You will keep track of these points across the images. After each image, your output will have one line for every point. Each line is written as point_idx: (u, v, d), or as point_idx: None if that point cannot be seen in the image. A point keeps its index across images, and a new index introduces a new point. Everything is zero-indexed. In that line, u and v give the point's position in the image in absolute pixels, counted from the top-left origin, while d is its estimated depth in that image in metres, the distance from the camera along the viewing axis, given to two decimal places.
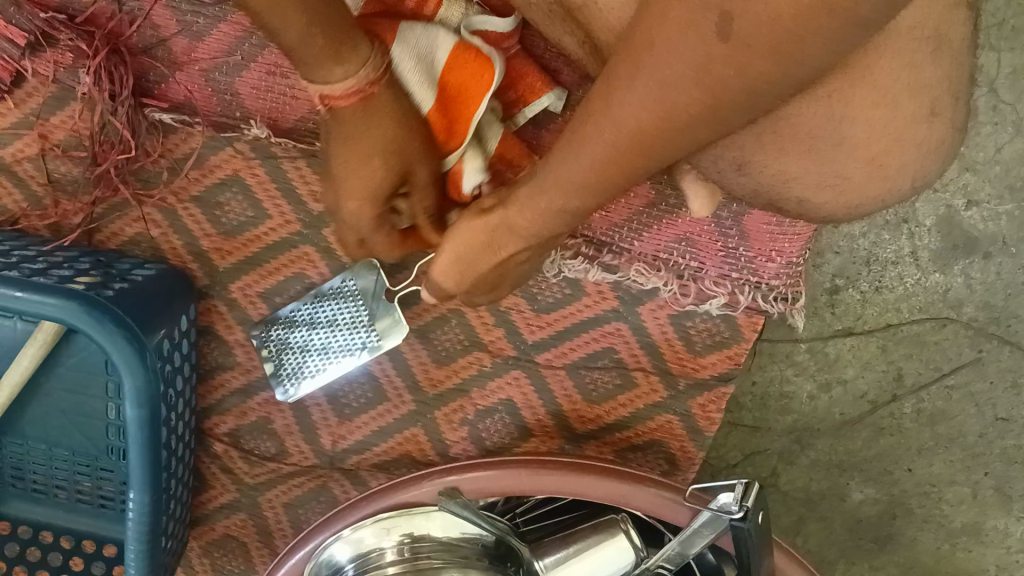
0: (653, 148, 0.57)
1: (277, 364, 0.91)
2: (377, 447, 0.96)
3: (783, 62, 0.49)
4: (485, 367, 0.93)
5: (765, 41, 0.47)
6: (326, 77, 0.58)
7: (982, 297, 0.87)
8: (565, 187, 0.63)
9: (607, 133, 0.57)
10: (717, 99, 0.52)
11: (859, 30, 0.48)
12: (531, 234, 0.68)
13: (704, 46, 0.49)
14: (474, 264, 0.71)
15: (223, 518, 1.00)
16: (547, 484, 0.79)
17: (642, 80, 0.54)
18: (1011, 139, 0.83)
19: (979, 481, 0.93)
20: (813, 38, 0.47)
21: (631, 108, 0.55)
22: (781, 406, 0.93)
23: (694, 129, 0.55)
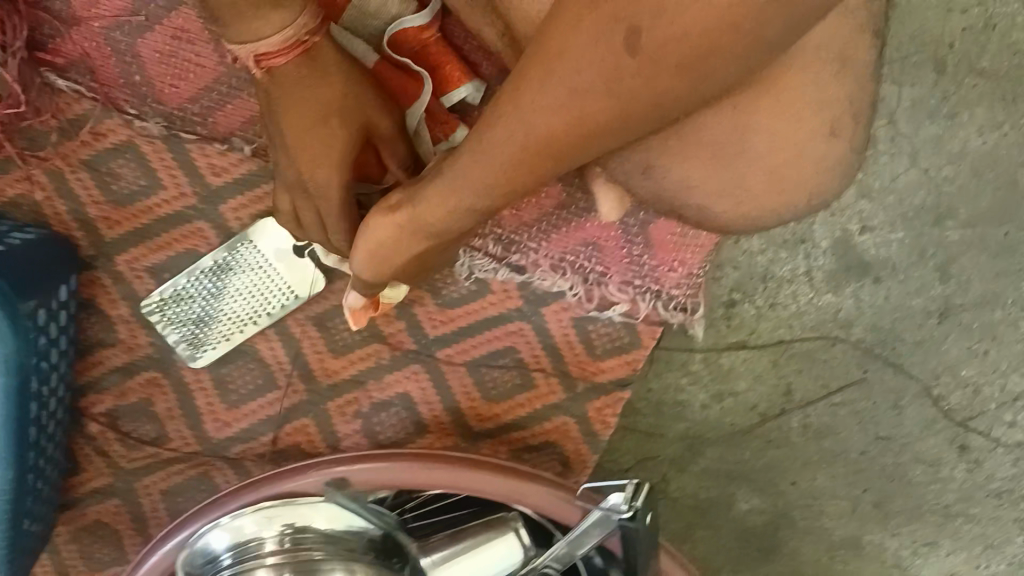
0: (562, 151, 0.57)
1: (185, 336, 0.88)
2: (265, 436, 0.93)
3: (685, 79, 0.52)
4: (384, 359, 0.92)
5: (674, 56, 0.50)
6: (264, 30, 0.59)
7: (870, 319, 0.90)
8: (473, 185, 0.62)
9: (516, 134, 0.57)
10: (624, 108, 0.54)
11: (757, 50, 0.51)
12: (440, 231, 0.66)
13: (614, 57, 0.51)
14: (386, 262, 0.69)
15: (95, 502, 0.94)
16: (440, 479, 0.77)
17: (552, 84, 0.54)
18: (906, 169, 0.86)
19: (859, 496, 0.96)
20: (716, 56, 0.51)
21: (541, 112, 0.55)
22: (675, 414, 0.93)
23: (603, 135, 0.56)
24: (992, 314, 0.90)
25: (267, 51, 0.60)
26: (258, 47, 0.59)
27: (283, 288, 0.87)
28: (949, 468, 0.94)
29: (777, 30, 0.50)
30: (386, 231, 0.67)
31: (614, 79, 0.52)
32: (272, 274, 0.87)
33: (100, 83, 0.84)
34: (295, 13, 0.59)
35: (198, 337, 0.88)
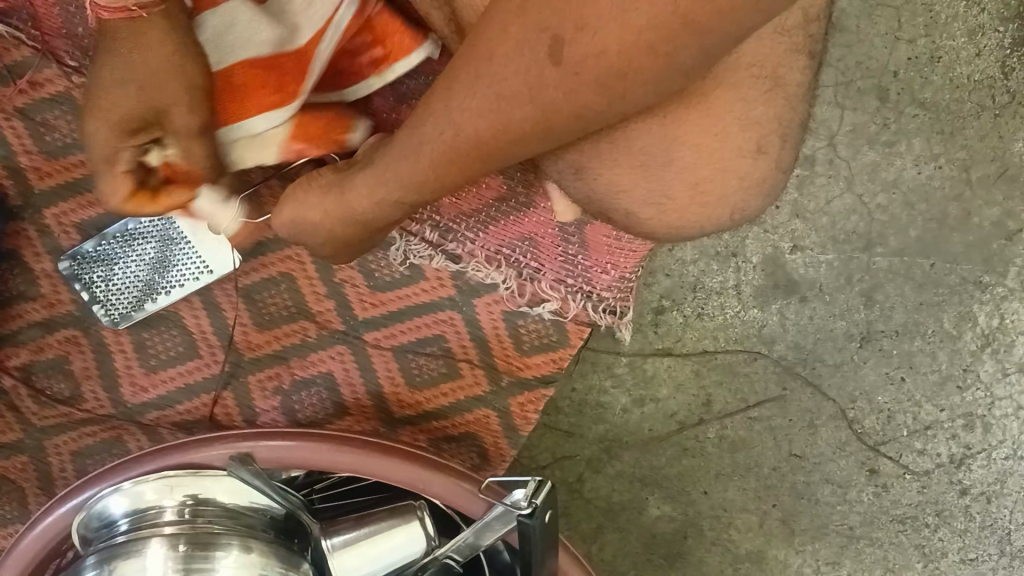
0: (490, 154, 0.59)
1: (105, 300, 0.87)
2: (179, 405, 0.91)
3: (605, 94, 0.53)
4: (309, 337, 0.91)
5: (595, 69, 0.52)
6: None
7: (793, 337, 0.92)
8: (403, 179, 0.63)
9: (445, 133, 0.59)
10: (551, 119, 0.55)
11: (675, 75, 0.53)
12: (366, 221, 0.67)
13: (539, 65, 0.53)
14: (308, 234, 0.70)
15: (1, 458, 0.91)
16: (348, 464, 0.77)
17: (480, 87, 0.56)
18: (840, 194, 0.88)
19: (768, 511, 0.97)
20: (634, 76, 0.52)
21: (469, 115, 0.57)
22: (596, 415, 0.94)
23: (531, 142, 0.57)
24: (911, 344, 0.92)
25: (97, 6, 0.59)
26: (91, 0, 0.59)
27: (195, 263, 0.86)
28: (858, 490, 0.96)
29: (691, 54, 0.51)
30: (316, 208, 0.67)
31: (538, 85, 0.54)
32: (177, 232, 0.85)
33: (41, 32, 0.82)
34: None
35: (115, 303, 0.87)
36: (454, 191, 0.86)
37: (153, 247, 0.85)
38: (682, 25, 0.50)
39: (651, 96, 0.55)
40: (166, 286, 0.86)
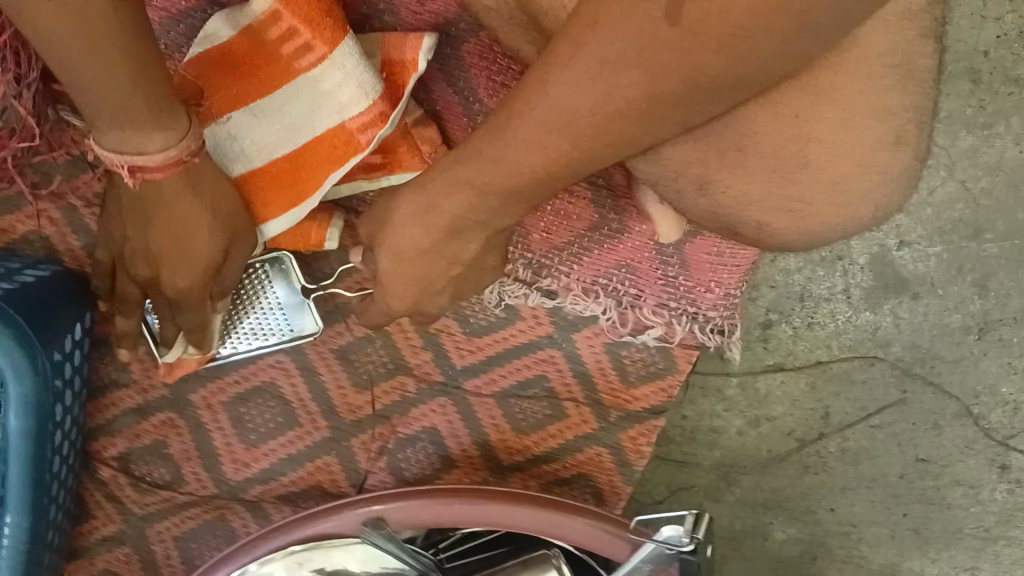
0: (586, 137, 0.56)
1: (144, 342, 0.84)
2: (284, 476, 0.89)
3: (723, 53, 0.50)
4: (409, 392, 0.88)
5: (714, 29, 0.49)
6: (145, 146, 0.59)
7: (909, 338, 0.89)
8: (498, 165, 0.59)
9: (540, 109, 0.56)
10: (656, 86, 0.52)
11: (798, 36, 0.51)
12: (455, 222, 0.64)
13: (653, 24, 0.50)
14: (377, 241, 0.67)
15: (104, 551, 0.88)
16: (476, 516, 0.74)
17: (584, 52, 0.53)
18: (942, 183, 0.86)
19: (898, 522, 0.92)
20: (760, 36, 0.50)
21: (567, 87, 0.54)
22: (710, 441, 0.91)
23: (627, 118, 0.54)
24: None
25: (144, 165, 0.59)
26: (134, 159, 0.59)
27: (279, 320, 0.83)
28: (989, 489, 0.92)
29: (823, 12, 0.49)
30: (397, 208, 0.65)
31: (649, 45, 0.51)
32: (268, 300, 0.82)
33: None
34: (181, 131, 0.60)
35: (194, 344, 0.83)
36: (544, 224, 0.83)
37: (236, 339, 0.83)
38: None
39: (772, 65, 0.52)
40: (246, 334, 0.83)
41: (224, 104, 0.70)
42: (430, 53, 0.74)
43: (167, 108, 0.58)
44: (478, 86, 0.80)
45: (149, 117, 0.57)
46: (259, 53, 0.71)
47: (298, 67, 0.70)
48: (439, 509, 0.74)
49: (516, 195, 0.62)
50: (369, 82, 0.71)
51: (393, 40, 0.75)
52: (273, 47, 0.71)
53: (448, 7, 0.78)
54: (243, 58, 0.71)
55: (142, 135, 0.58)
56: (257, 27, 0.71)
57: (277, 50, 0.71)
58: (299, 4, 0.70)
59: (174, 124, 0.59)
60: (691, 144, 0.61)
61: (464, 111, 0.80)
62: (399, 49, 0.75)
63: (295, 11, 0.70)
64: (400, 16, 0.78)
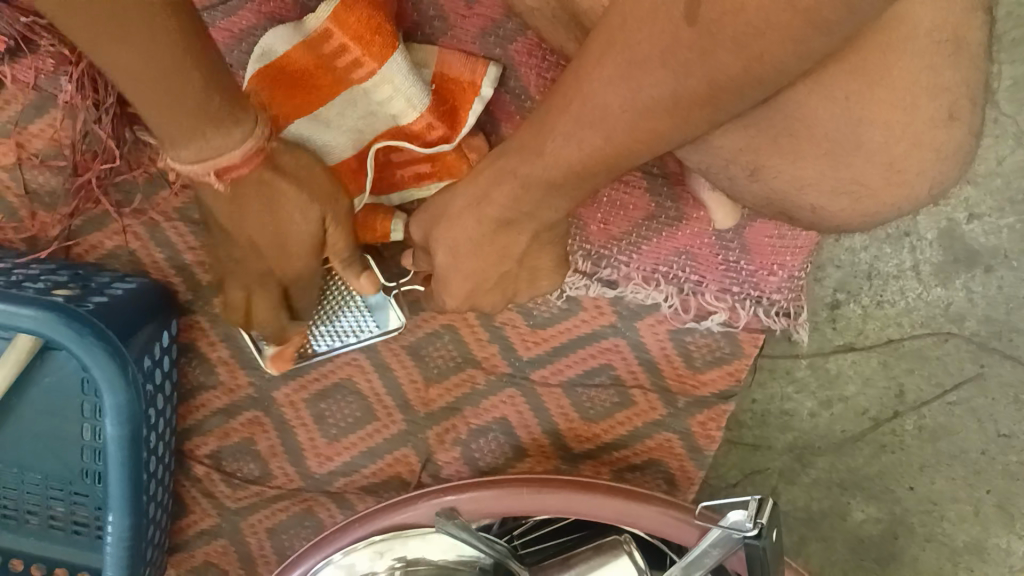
0: (620, 139, 0.57)
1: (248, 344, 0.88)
2: (365, 469, 0.92)
3: (742, 59, 0.50)
4: (479, 385, 0.91)
5: (731, 29, 0.48)
6: (224, 147, 0.59)
7: (983, 310, 0.87)
8: (543, 162, 0.61)
9: (575, 107, 0.58)
10: (681, 85, 0.53)
11: (817, 33, 0.48)
12: (505, 217, 0.67)
13: (673, 27, 0.50)
14: (433, 233, 0.70)
15: (203, 544, 0.94)
16: (549, 504, 0.76)
17: (611, 55, 0.55)
18: (1011, 152, 0.84)
19: (981, 498, 0.91)
20: (773, 35, 0.48)
21: (599, 86, 0.56)
22: (782, 424, 0.91)
23: (653, 115, 0.55)
24: None
25: (228, 165, 0.60)
26: (218, 162, 0.59)
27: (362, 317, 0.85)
28: None
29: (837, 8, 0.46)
30: (449, 198, 0.69)
31: (671, 47, 0.51)
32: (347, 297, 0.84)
33: None
34: (252, 124, 0.60)
35: None
36: (602, 216, 0.84)
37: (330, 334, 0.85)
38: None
39: (793, 63, 0.50)
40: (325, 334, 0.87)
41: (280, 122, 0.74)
42: (493, 83, 0.79)
43: (236, 103, 0.58)
44: (529, 83, 0.82)
45: (224, 113, 0.57)
46: (314, 68, 0.73)
47: (353, 82, 0.73)
48: (511, 497, 0.77)
49: (557, 189, 0.63)
50: (417, 96, 0.74)
51: (451, 57, 0.78)
52: (327, 62, 0.73)
53: (496, 8, 0.81)
54: (304, 71, 0.73)
55: (220, 135, 0.58)
56: (309, 44, 0.72)
57: (329, 66, 0.73)
58: (348, 22, 0.71)
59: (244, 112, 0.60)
60: (743, 131, 0.61)
61: (516, 109, 0.82)
62: (458, 67, 0.79)
63: (345, 30, 0.71)
64: (450, 20, 0.81)
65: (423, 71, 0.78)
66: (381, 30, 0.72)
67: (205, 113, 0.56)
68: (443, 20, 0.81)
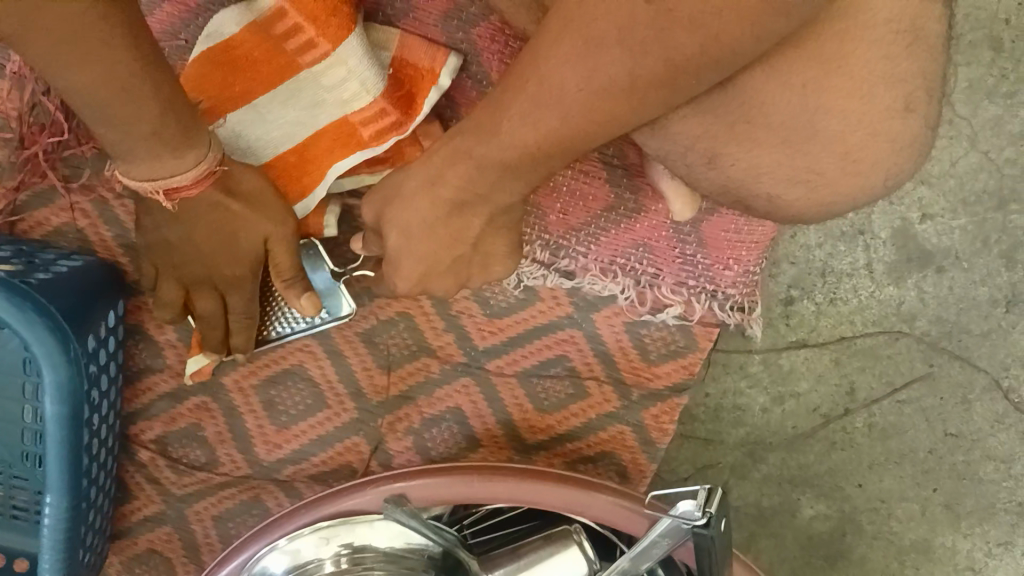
0: (578, 123, 0.57)
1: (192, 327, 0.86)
2: (315, 457, 0.91)
3: (698, 35, 0.51)
4: (433, 374, 0.90)
5: (689, 7, 0.50)
6: (177, 168, 0.63)
7: (934, 310, 0.88)
8: (497, 144, 0.61)
9: (531, 88, 0.57)
10: (639, 65, 0.53)
11: (774, 16, 0.51)
12: (460, 198, 0.66)
13: (630, 5, 0.51)
14: (384, 216, 0.69)
15: (146, 531, 0.92)
16: (499, 491, 0.76)
17: (569, 35, 0.54)
18: (965, 153, 0.86)
19: (929, 497, 0.92)
20: (728, 13, 0.51)
21: (556, 64, 0.55)
22: (734, 419, 0.91)
23: (609, 96, 0.55)
24: None
25: (176, 186, 0.64)
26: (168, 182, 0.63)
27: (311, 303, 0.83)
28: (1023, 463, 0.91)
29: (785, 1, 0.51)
30: (404, 179, 0.68)
31: (628, 26, 0.52)
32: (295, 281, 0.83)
33: None
34: (205, 149, 0.64)
35: None
36: (561, 205, 0.84)
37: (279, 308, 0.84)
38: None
39: (748, 44, 0.53)
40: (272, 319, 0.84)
41: (223, 105, 0.74)
42: (453, 73, 0.78)
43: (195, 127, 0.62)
44: (490, 69, 0.81)
45: (180, 135, 0.61)
46: (264, 49, 0.75)
47: (302, 65, 0.74)
48: (461, 484, 0.76)
49: (513, 172, 0.63)
50: (370, 79, 0.74)
51: (413, 42, 0.78)
52: (277, 45, 0.74)
53: None
54: (250, 54, 0.75)
55: (174, 160, 0.62)
56: (264, 24, 0.74)
57: (281, 46, 0.74)
58: (304, 2, 0.73)
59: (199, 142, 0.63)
60: (699, 116, 0.61)
61: (476, 94, 0.81)
62: (420, 56, 0.78)
63: (301, 9, 0.73)
64: (411, 3, 0.80)
65: (382, 54, 0.78)
66: (337, 11, 0.73)
67: (160, 129, 0.59)
68: (405, 2, 0.80)
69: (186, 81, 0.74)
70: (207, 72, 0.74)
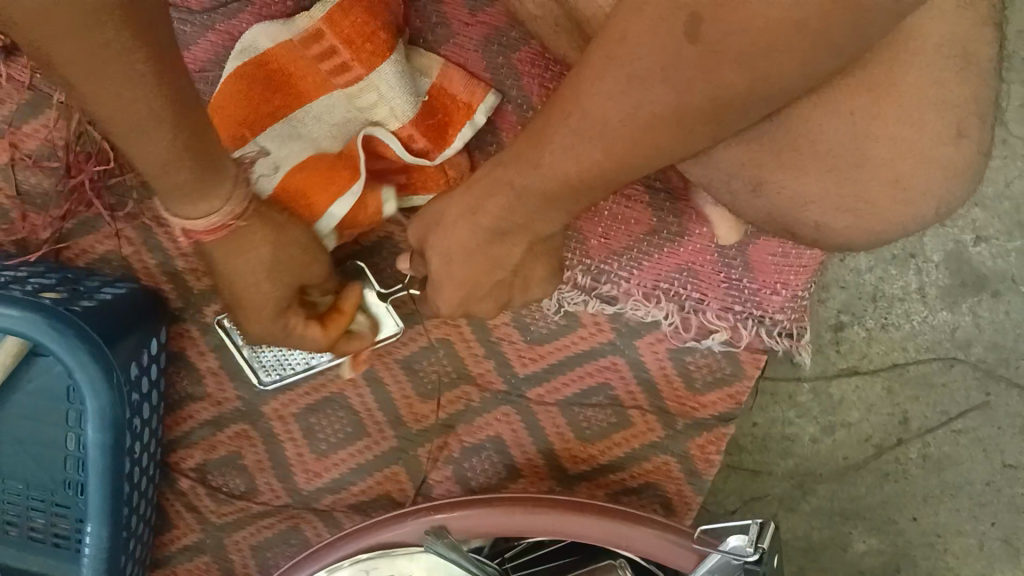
0: (622, 159, 0.56)
1: (236, 354, 0.86)
2: (354, 486, 0.90)
3: (744, 73, 0.49)
4: (473, 401, 0.88)
5: (736, 48, 0.48)
6: (190, 213, 0.58)
7: (991, 337, 0.86)
8: (539, 176, 0.59)
9: (573, 120, 0.56)
10: (682, 100, 0.51)
11: (826, 55, 0.49)
12: (495, 227, 0.65)
13: (676, 44, 0.50)
14: (429, 242, 0.69)
15: (185, 560, 0.91)
16: (541, 524, 0.74)
17: (613, 68, 0.53)
18: (1020, 174, 0.84)
19: (986, 532, 0.88)
20: (779, 54, 0.48)
21: (600, 99, 0.54)
22: (783, 449, 0.89)
23: (655, 129, 0.54)
24: None
25: (191, 230, 0.60)
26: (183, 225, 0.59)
27: None
28: None
29: (844, 31, 0.48)
30: (444, 206, 0.68)
31: (673, 64, 0.50)
32: None
33: None
34: (223, 199, 0.59)
35: (267, 359, 0.86)
36: (602, 230, 0.83)
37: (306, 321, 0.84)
38: (833, 0, 0.46)
39: (794, 82, 0.51)
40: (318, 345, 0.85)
41: (258, 121, 0.73)
42: (489, 110, 0.78)
43: (210, 179, 0.57)
44: (531, 92, 0.80)
45: (189, 187, 0.56)
46: (299, 67, 0.74)
47: (337, 84, 0.74)
48: (502, 519, 0.74)
49: (552, 203, 0.62)
50: (402, 107, 0.75)
51: (456, 75, 0.78)
52: (314, 63, 0.74)
53: (500, 17, 0.80)
54: (284, 70, 0.74)
55: (188, 205, 0.57)
56: (297, 42, 0.74)
57: (314, 65, 0.74)
58: (341, 24, 0.73)
59: (217, 192, 0.58)
60: (744, 144, 0.60)
61: (517, 119, 0.81)
62: (460, 90, 0.78)
63: (337, 31, 0.73)
64: (452, 28, 0.80)
65: (421, 79, 0.77)
66: (374, 36, 0.73)
67: (181, 162, 0.53)
68: (445, 27, 0.80)
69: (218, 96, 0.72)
70: (244, 86, 0.73)
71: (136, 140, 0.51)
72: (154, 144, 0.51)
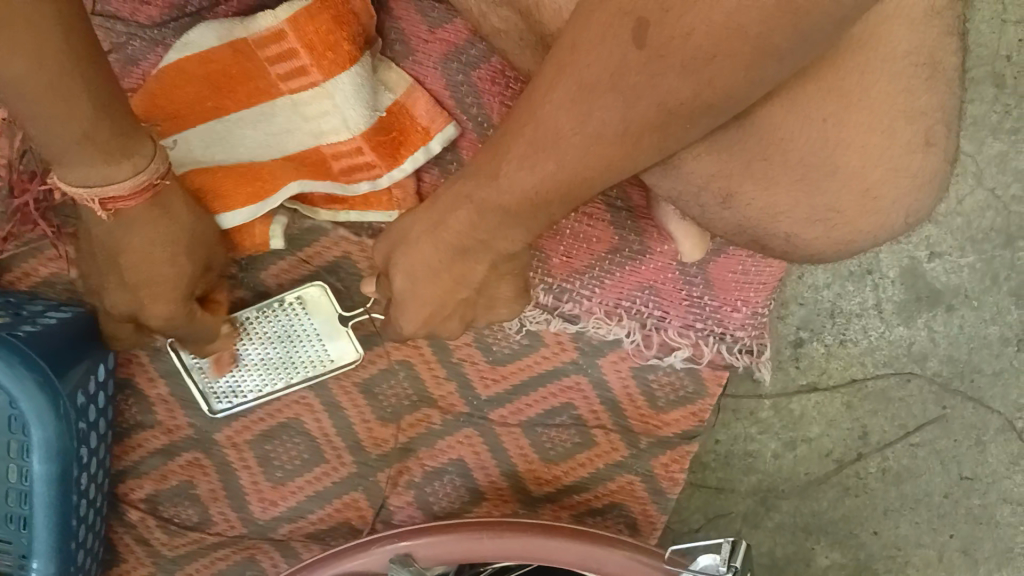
0: (580, 176, 0.54)
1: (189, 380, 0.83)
2: (312, 514, 0.87)
3: (691, 80, 0.47)
4: (434, 424, 0.87)
5: (680, 53, 0.46)
6: (113, 176, 0.57)
7: (946, 351, 0.87)
8: (497, 192, 0.58)
9: (527, 130, 0.54)
10: (631, 109, 0.49)
11: (768, 60, 0.46)
12: (460, 245, 0.64)
13: (622, 49, 0.47)
14: (394, 257, 0.68)
15: None
16: (509, 549, 0.73)
17: (565, 77, 0.51)
18: (971, 190, 0.85)
19: (946, 544, 0.89)
20: (723, 59, 0.45)
21: (552, 108, 0.52)
22: (745, 466, 0.89)
23: (605, 142, 0.52)
24: None
25: (114, 196, 0.58)
26: (104, 191, 0.57)
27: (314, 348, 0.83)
28: None
29: (786, 33, 0.44)
30: (411, 220, 0.67)
31: (619, 71, 0.48)
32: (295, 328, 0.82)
33: None
34: (148, 158, 0.59)
35: (221, 385, 0.83)
36: (565, 248, 0.82)
37: (259, 346, 0.82)
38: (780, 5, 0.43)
39: (744, 90, 0.48)
40: (273, 371, 0.83)
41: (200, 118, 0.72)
42: (446, 141, 0.78)
43: (133, 136, 0.57)
44: (492, 111, 0.80)
45: (111, 143, 0.56)
46: (245, 70, 0.72)
47: (284, 90, 0.73)
48: (470, 542, 0.73)
49: (510, 219, 0.60)
50: (355, 119, 0.74)
51: (420, 95, 0.77)
52: (264, 67, 0.72)
53: (460, 35, 0.79)
54: (229, 73, 0.72)
55: (109, 165, 0.57)
56: (252, 43, 0.72)
57: (264, 68, 0.72)
58: (305, 29, 0.71)
59: (140, 149, 0.58)
60: (714, 157, 0.60)
61: (478, 137, 0.80)
62: (422, 112, 0.77)
63: (299, 35, 0.71)
64: (411, 46, 0.79)
65: (385, 94, 0.76)
66: (336, 45, 0.72)
67: (101, 119, 0.54)
68: (405, 45, 0.79)
69: (154, 94, 0.71)
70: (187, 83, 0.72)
71: (60, 92, 0.52)
72: (75, 103, 0.53)
